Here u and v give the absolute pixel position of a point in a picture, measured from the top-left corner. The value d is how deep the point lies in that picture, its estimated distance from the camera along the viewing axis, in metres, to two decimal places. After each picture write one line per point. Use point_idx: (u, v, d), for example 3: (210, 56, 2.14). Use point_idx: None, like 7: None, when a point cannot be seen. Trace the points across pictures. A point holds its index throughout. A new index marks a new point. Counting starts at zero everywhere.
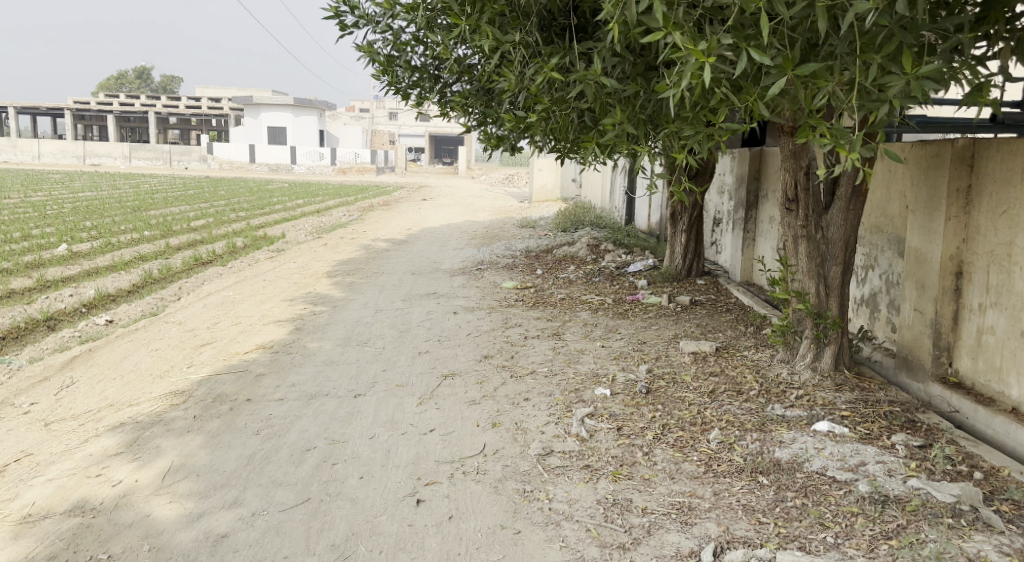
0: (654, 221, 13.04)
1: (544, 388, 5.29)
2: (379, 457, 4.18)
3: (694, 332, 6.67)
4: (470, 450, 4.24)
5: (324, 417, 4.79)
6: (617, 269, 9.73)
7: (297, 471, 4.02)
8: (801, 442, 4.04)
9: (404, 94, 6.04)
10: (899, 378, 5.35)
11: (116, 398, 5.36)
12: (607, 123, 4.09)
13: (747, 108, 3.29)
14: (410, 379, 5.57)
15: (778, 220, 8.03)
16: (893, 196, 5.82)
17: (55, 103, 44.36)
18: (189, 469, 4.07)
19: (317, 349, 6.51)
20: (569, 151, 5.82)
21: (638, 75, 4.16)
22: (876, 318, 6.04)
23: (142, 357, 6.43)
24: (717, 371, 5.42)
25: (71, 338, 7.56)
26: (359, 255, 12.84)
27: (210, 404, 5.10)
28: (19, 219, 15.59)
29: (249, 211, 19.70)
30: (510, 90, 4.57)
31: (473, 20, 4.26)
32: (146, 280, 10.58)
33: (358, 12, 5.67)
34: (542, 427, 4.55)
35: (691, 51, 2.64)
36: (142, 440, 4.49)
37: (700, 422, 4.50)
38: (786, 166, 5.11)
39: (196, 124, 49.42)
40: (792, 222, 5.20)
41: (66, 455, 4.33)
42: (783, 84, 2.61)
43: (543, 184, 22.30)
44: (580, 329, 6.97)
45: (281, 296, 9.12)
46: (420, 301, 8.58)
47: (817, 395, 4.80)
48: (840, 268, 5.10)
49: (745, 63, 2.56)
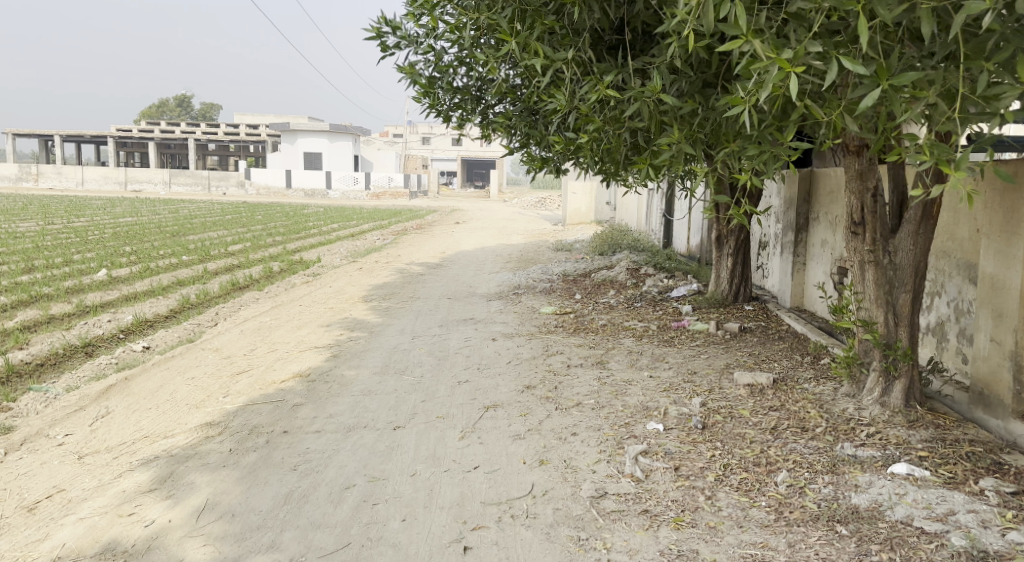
0: (694, 244, 12.70)
1: (592, 421, 5.01)
2: (422, 497, 3.94)
3: (748, 362, 6.34)
4: (518, 491, 3.97)
5: (363, 452, 4.57)
6: (660, 294, 9.43)
7: (336, 512, 3.79)
8: (879, 487, 3.74)
9: (445, 116, 5.88)
10: (975, 414, 4.98)
11: (151, 429, 5.21)
12: (665, 142, 3.84)
13: (827, 124, 3.04)
14: (451, 411, 5.33)
15: (831, 243, 7.68)
16: (961, 219, 5.49)
17: (99, 131, 45.47)
18: (224, 507, 3.87)
19: (354, 378, 6.31)
20: (617, 173, 5.58)
21: (696, 92, 3.95)
22: (944, 348, 5.68)
23: (179, 386, 6.30)
24: (776, 406, 5.10)
25: (108, 366, 7.48)
26: (394, 279, 12.70)
27: (246, 436, 4.92)
28: (62, 245, 15.79)
29: (286, 235, 19.78)
30: (559, 110, 4.37)
31: (523, 38, 4.07)
32: (184, 306, 10.54)
33: (400, 34, 5.53)
34: (593, 465, 4.27)
35: (774, 59, 2.42)
36: (176, 475, 4.31)
37: (765, 462, 4.19)
38: (852, 188, 4.81)
39: (234, 151, 50.24)
40: (858, 246, 4.89)
41: (99, 492, 4.17)
42: (879, 95, 2.38)
43: (577, 207, 22.05)
44: (625, 358, 6.69)
45: (317, 322, 8.98)
46: (458, 328, 8.35)
47: (890, 433, 4.48)
48: (910, 295, 4.78)
49: (837, 71, 2.33)
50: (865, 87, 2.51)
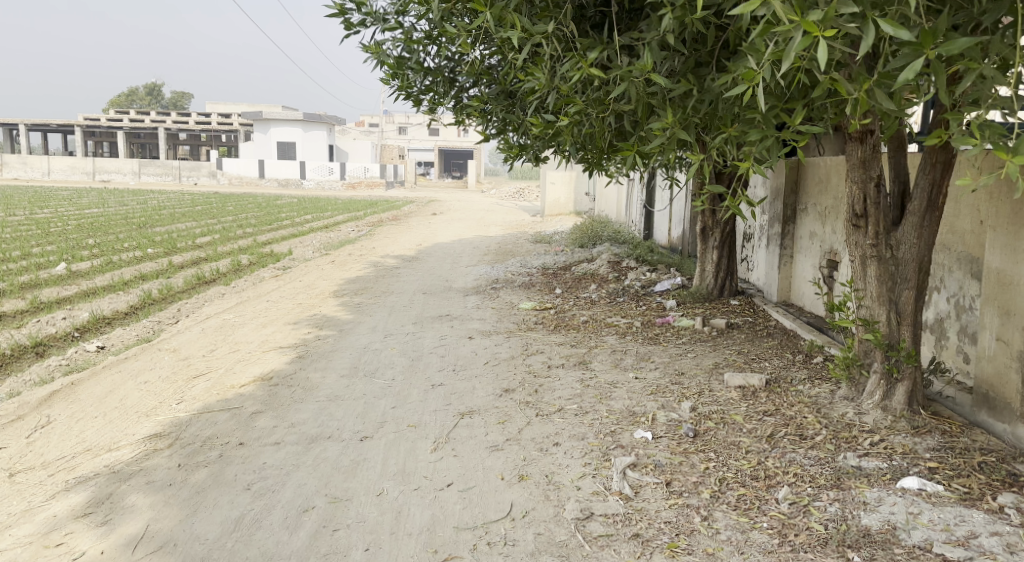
0: (676, 235, 12.40)
1: (576, 429, 4.64)
2: (388, 521, 3.55)
3: (737, 361, 6.03)
4: (495, 513, 3.60)
5: (326, 468, 4.16)
6: (643, 288, 9.10)
7: (292, 540, 3.40)
8: (891, 505, 3.43)
9: (415, 100, 5.47)
10: (979, 417, 4.69)
11: (94, 442, 4.76)
12: (656, 126, 3.49)
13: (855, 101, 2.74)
14: (423, 419, 4.94)
15: (819, 234, 7.40)
16: (962, 212, 5.19)
17: (65, 121, 44.37)
18: (164, 536, 3.47)
19: (319, 381, 5.89)
20: (600, 161, 5.24)
21: (689, 71, 3.65)
22: (944, 347, 5.39)
23: (129, 391, 5.83)
24: (770, 411, 4.77)
25: (57, 368, 6.98)
26: (368, 273, 12.24)
27: (198, 449, 4.49)
28: (20, 238, 15.09)
29: (258, 227, 19.18)
30: (539, 92, 3.99)
31: (498, 8, 3.69)
32: (144, 302, 10.01)
33: (364, 9, 5.11)
34: (577, 481, 3.90)
35: (798, 23, 2.12)
36: (115, 496, 3.88)
37: (763, 476, 3.86)
38: (853, 178, 4.48)
39: (206, 141, 49.11)
40: (859, 240, 4.56)
41: (26, 517, 3.73)
42: (922, 65, 2.11)
43: (556, 198, 21.74)
44: (609, 357, 6.32)
45: (284, 319, 8.53)
46: (432, 325, 7.94)
47: (894, 442, 4.17)
48: (913, 292, 4.46)
49: (873, 38, 2.03)
50: (906, 54, 2.24)
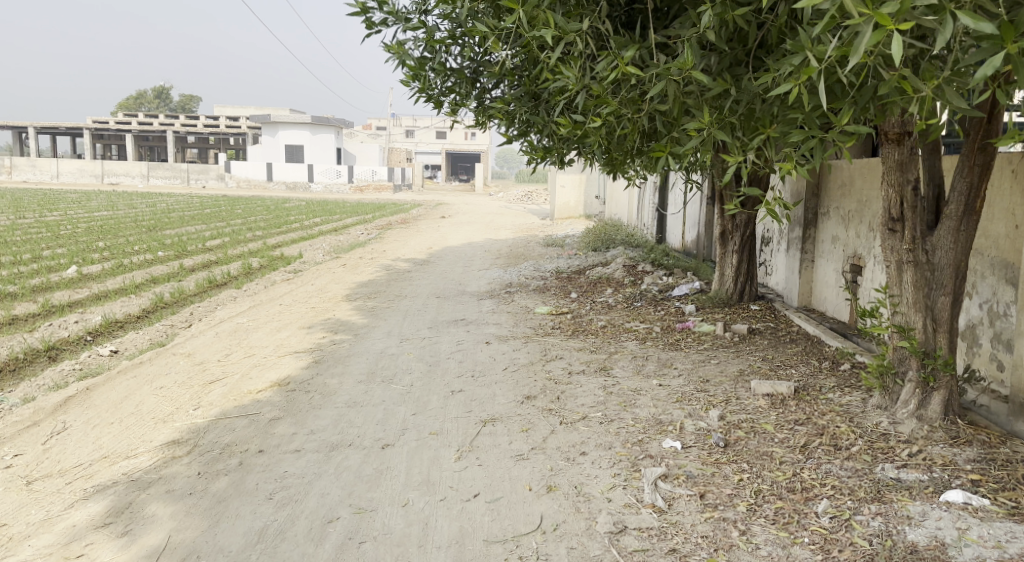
0: (690, 239, 12.28)
1: (602, 438, 4.53)
2: (415, 533, 3.45)
3: (763, 368, 5.90)
4: (525, 526, 3.50)
5: (348, 477, 4.06)
6: (661, 293, 8.99)
7: (318, 553, 3.31)
8: (936, 521, 3.33)
9: (436, 102, 5.39)
10: (1016, 427, 4.55)
11: (111, 449, 4.67)
12: (692, 126, 3.39)
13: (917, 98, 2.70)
14: (444, 426, 4.84)
15: (842, 238, 7.27)
16: (997, 216, 5.07)
17: (75, 124, 44.52)
18: (187, 547, 3.38)
19: (336, 387, 5.80)
20: (625, 163, 5.14)
21: (725, 70, 3.56)
22: (976, 354, 5.25)
23: (145, 396, 5.74)
24: (802, 420, 4.64)
25: (70, 372, 6.90)
26: (380, 276, 12.15)
27: (217, 457, 4.40)
28: (31, 240, 15.05)
29: (268, 230, 19.10)
30: (569, 91, 3.90)
31: (529, 6, 3.61)
32: (157, 305, 9.93)
33: (386, 9, 5.03)
34: (607, 493, 3.79)
35: (871, 15, 2.09)
36: (135, 506, 3.78)
37: (800, 488, 3.74)
38: (890, 180, 4.35)
39: (215, 144, 49.15)
40: (895, 245, 4.43)
41: (44, 527, 3.65)
42: (1001, 59, 2.09)
43: (566, 202, 21.64)
44: (630, 364, 6.21)
45: (299, 323, 8.44)
46: (448, 330, 7.84)
47: (934, 453, 4.04)
48: (950, 298, 4.33)
49: (953, 30, 2.02)
50: (985, 49, 2.23)
